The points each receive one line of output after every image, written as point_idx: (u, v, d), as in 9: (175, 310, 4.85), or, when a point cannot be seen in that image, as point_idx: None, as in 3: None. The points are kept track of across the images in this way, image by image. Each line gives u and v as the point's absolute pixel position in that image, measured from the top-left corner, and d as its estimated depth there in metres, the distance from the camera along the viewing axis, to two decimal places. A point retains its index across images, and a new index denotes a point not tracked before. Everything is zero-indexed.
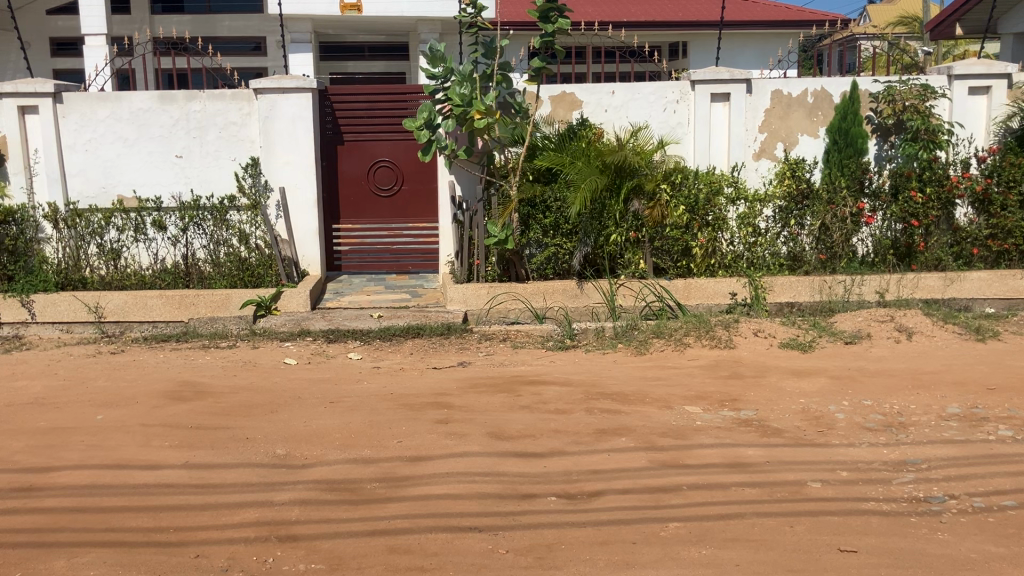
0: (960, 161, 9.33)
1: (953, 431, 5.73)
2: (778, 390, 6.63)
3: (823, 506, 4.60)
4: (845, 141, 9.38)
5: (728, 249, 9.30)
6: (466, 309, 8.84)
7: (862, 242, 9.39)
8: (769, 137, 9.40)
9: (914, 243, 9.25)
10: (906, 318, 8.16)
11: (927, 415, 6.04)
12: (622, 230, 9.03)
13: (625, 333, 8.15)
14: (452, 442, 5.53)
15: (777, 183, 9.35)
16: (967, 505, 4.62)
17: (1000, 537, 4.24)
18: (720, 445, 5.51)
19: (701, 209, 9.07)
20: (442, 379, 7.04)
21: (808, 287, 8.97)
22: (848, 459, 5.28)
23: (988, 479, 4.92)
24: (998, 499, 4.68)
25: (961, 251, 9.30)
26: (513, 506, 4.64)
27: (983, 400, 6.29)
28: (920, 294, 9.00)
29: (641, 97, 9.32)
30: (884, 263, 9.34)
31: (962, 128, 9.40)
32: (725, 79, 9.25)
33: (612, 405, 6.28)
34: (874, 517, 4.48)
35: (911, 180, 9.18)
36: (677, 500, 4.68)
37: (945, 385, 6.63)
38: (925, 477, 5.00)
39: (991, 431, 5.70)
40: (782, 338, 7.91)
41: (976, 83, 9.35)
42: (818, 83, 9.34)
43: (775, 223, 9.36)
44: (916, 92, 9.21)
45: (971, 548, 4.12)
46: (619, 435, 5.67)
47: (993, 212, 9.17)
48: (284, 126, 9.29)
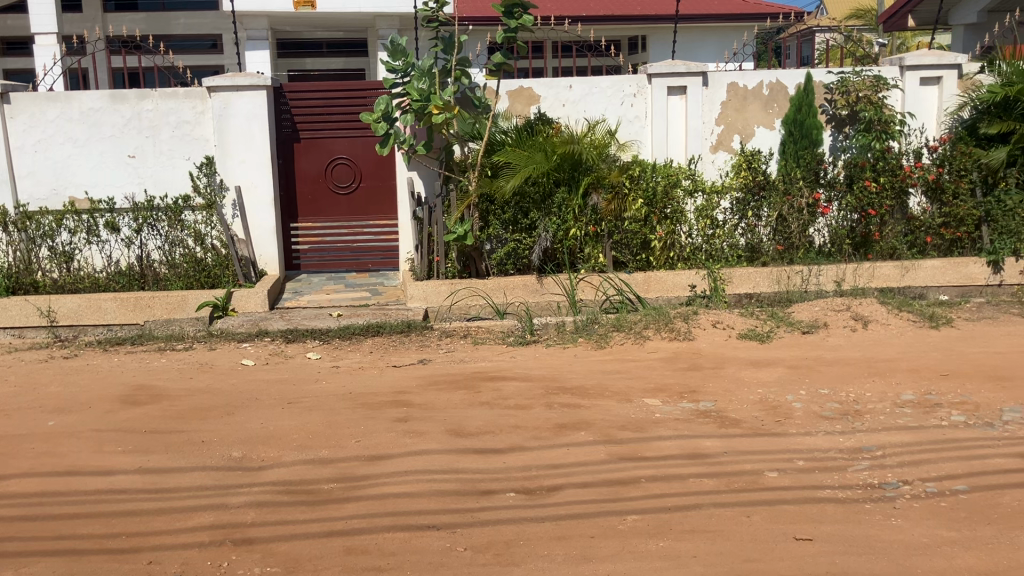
0: (912, 151, 9.42)
1: (907, 418, 5.80)
2: (737, 381, 6.66)
3: (779, 495, 4.64)
4: (800, 132, 9.42)
5: (686, 241, 9.32)
6: (427, 305, 8.83)
7: (819, 232, 9.46)
8: (725, 130, 9.47)
9: (869, 232, 9.33)
10: (860, 306, 8.25)
11: (883, 402, 6.12)
12: (582, 225, 9.04)
13: (585, 327, 8.19)
14: (411, 440, 5.49)
15: (734, 175, 9.36)
16: (920, 490, 4.68)
17: (952, 521, 4.29)
18: (679, 436, 5.53)
19: (660, 202, 9.07)
20: (402, 377, 6.99)
21: (766, 278, 9.03)
22: (804, 448, 5.33)
23: (940, 464, 4.99)
24: (950, 484, 4.74)
25: (915, 239, 9.38)
26: (471, 503, 4.61)
27: (936, 386, 6.37)
28: (877, 284, 9.06)
29: (599, 91, 9.32)
30: (840, 252, 9.42)
31: (914, 119, 9.50)
32: (681, 72, 9.29)
33: (572, 400, 6.28)
34: (828, 505, 4.52)
35: (864, 170, 9.24)
36: (635, 493, 4.69)
37: (900, 372, 6.71)
38: (879, 463, 5.06)
39: (944, 416, 5.78)
40: (740, 329, 7.96)
41: (927, 74, 9.46)
42: (773, 75, 9.41)
43: (733, 214, 9.35)
44: (869, 83, 9.30)
45: (924, 534, 4.16)
46: (578, 429, 5.67)
47: (945, 201, 9.26)
48: (238, 123, 9.17)
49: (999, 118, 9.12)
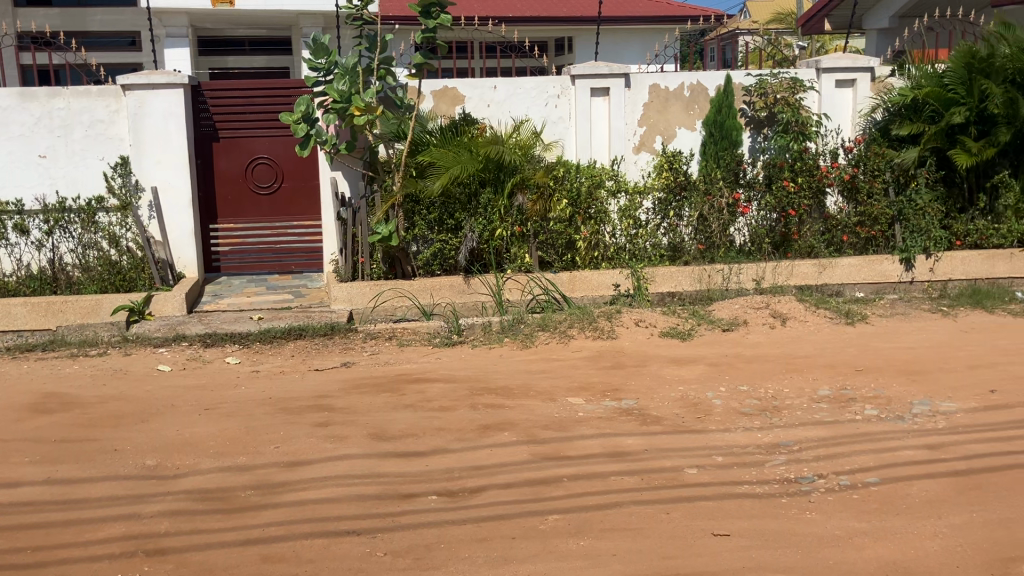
0: (829, 151, 9.58)
1: (822, 412, 5.94)
2: (659, 379, 6.74)
3: (698, 491, 4.70)
4: (720, 133, 9.57)
5: (611, 241, 9.39)
6: (351, 308, 8.71)
7: (739, 232, 9.58)
8: (648, 131, 9.58)
9: (788, 232, 9.45)
10: (779, 304, 8.42)
11: (800, 398, 6.25)
12: (507, 225, 9.00)
13: (511, 327, 8.18)
14: (332, 445, 5.42)
15: (656, 176, 9.48)
16: (834, 483, 4.78)
17: (864, 513, 4.39)
18: (601, 435, 5.56)
19: (584, 202, 9.14)
20: (324, 381, 6.90)
21: (688, 277, 9.11)
22: (723, 444, 5.41)
23: (853, 458, 5.10)
24: (863, 476, 4.85)
25: (832, 238, 9.49)
26: (393, 507, 4.57)
27: (850, 380, 6.53)
28: (795, 281, 9.20)
29: (523, 92, 9.34)
30: (760, 252, 9.52)
31: (830, 120, 9.70)
32: (604, 74, 9.38)
33: (496, 400, 6.27)
34: (746, 500, 4.59)
35: (783, 170, 9.39)
36: (557, 492, 4.70)
37: (816, 368, 6.86)
38: (795, 458, 5.16)
39: (858, 411, 5.92)
40: (662, 327, 8.06)
41: (842, 76, 9.66)
42: (693, 77, 9.56)
43: (655, 215, 9.46)
44: (786, 84, 9.49)
45: (836, 526, 4.25)
46: (501, 430, 5.66)
47: (860, 200, 9.38)
48: (154, 122, 8.94)
49: (909, 120, 9.39)
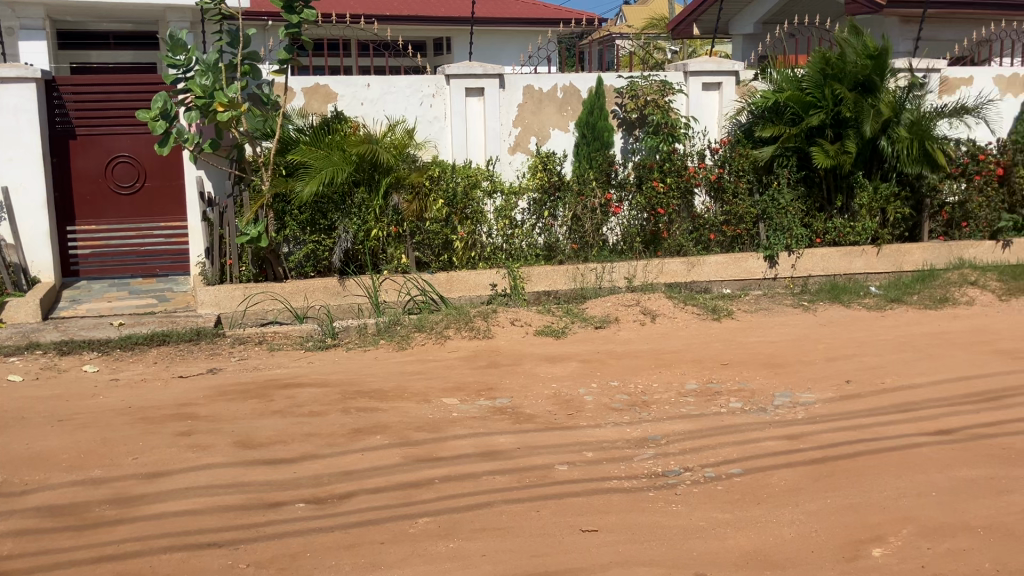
0: (696, 152, 9.81)
1: (689, 406, 6.09)
2: (533, 377, 6.78)
3: (568, 488, 4.74)
4: (592, 135, 9.71)
5: (487, 241, 9.41)
6: (219, 311, 8.43)
7: (612, 231, 9.72)
8: (522, 132, 9.63)
9: (658, 230, 9.64)
10: (649, 301, 8.61)
11: (668, 392, 6.39)
12: (383, 225, 8.87)
13: (387, 329, 8.08)
14: (195, 455, 5.23)
15: (531, 176, 9.53)
16: (699, 475, 4.88)
17: (726, 503, 4.48)
18: (473, 435, 5.55)
19: (460, 202, 9.12)
20: (189, 388, 6.65)
21: (563, 275, 9.21)
22: (594, 440, 5.47)
23: (717, 450, 5.22)
24: (726, 467, 4.95)
25: (700, 236, 9.75)
26: (257, 516, 4.43)
27: (716, 374, 6.72)
28: (665, 278, 9.42)
29: (397, 91, 9.24)
30: (632, 251, 9.69)
31: (697, 122, 9.98)
32: (478, 74, 9.38)
33: (368, 403, 6.18)
34: (614, 495, 4.65)
35: (652, 171, 9.59)
36: (428, 495, 4.66)
37: (684, 363, 7.04)
38: (662, 452, 5.25)
39: (723, 403, 6.09)
40: (537, 325, 8.13)
41: (708, 79, 9.97)
42: (566, 79, 9.68)
43: (530, 215, 9.51)
44: (656, 87, 9.70)
45: (700, 517, 4.34)
46: (373, 433, 5.58)
47: (726, 200, 9.72)
48: (4, 119, 8.45)
49: (771, 121, 9.75)
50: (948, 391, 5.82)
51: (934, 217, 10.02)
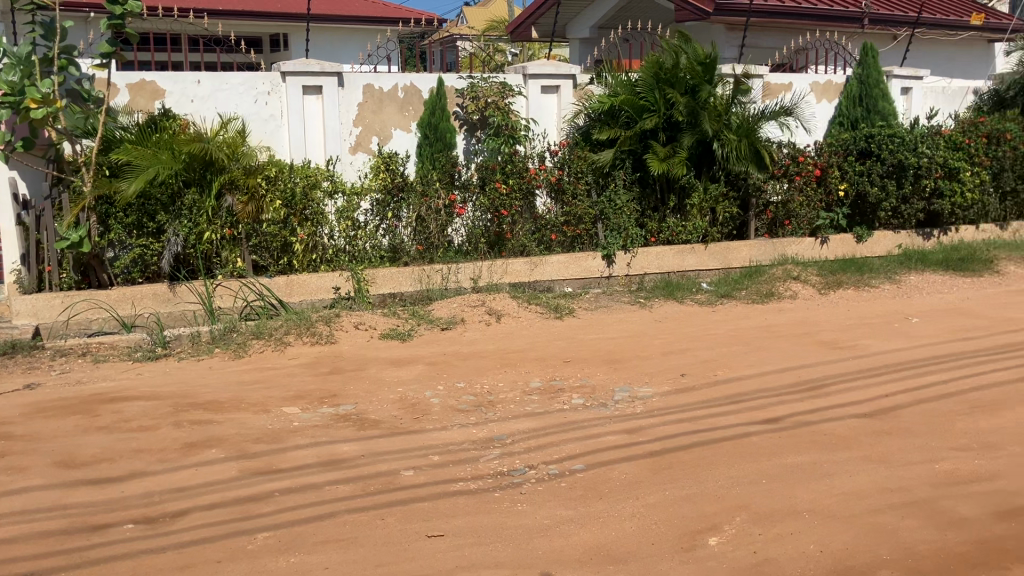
0: (536, 154, 9.84)
1: (533, 404, 6.11)
2: (377, 382, 6.66)
3: (413, 493, 4.67)
4: (434, 135, 9.61)
5: (329, 243, 9.11)
6: (37, 322, 7.89)
7: (456, 232, 9.57)
8: (363, 131, 9.45)
9: (501, 231, 9.53)
10: (494, 301, 8.64)
11: (513, 392, 6.42)
12: (216, 227, 8.48)
13: (224, 336, 7.74)
14: (10, 478, 4.85)
15: (373, 177, 9.32)
16: (543, 473, 4.86)
17: (570, 500, 4.50)
18: (315, 444, 5.40)
19: (299, 203, 8.84)
20: (4, 406, 6.17)
21: (408, 277, 9.03)
22: (439, 443, 5.41)
23: (561, 447, 5.22)
24: (570, 464, 4.96)
25: (542, 236, 9.70)
26: (81, 541, 4.15)
27: (560, 371, 6.78)
28: (509, 279, 9.36)
29: (230, 88, 8.85)
30: (476, 252, 9.55)
31: (536, 124, 10.00)
32: (316, 72, 9.16)
33: (203, 416, 5.91)
34: (459, 498, 4.60)
35: (495, 172, 9.52)
36: (267, 508, 4.49)
37: (529, 362, 7.09)
38: (508, 452, 5.21)
39: (566, 400, 6.14)
40: (382, 328, 8.01)
41: (547, 82, 10.01)
42: (407, 79, 9.55)
43: (373, 217, 9.30)
44: (496, 89, 9.69)
45: (545, 515, 4.34)
46: (209, 446, 5.34)
47: (566, 201, 9.70)
48: None
49: (607, 125, 9.91)
50: (776, 381, 6.04)
51: (759, 216, 10.24)
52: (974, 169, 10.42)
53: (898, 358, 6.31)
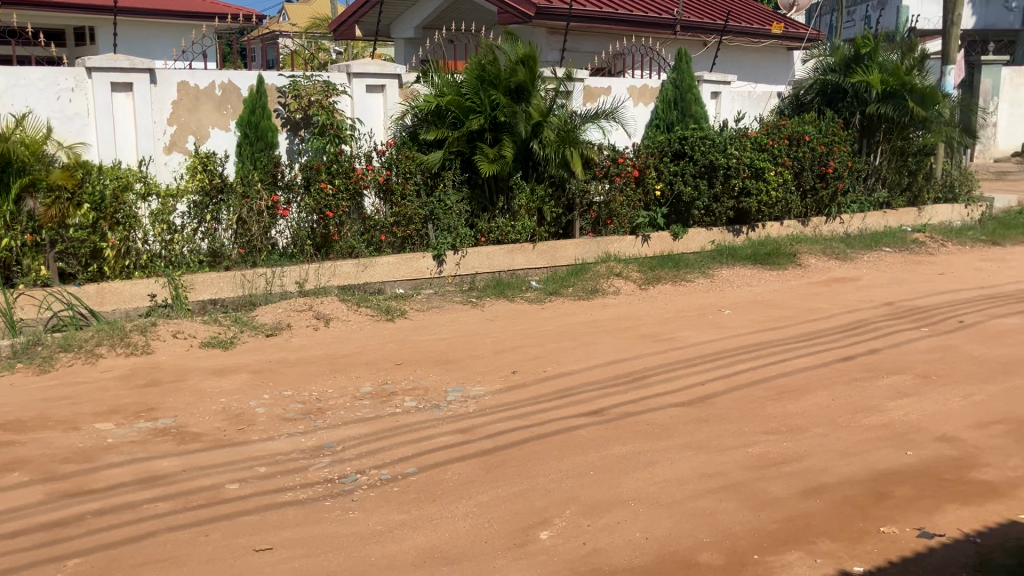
0: (363, 154, 9.06)
1: (365, 409, 5.86)
2: (198, 392, 6.32)
3: (239, 507, 4.49)
4: (255, 135, 8.72)
5: (143, 248, 8.10)
6: None
7: (280, 234, 8.71)
8: (178, 130, 8.45)
9: (328, 233, 8.77)
10: (322, 304, 8.09)
11: (343, 397, 6.12)
12: (16, 233, 7.46)
13: (25, 351, 6.95)
14: None
15: (189, 178, 8.38)
16: (375, 478, 4.76)
17: (403, 504, 4.43)
18: (132, 461, 5.10)
19: (109, 207, 7.83)
20: None
21: (228, 282, 8.11)
22: (266, 453, 5.20)
23: (393, 450, 5.12)
24: (403, 467, 4.88)
25: (371, 237, 8.99)
26: None
27: (392, 374, 6.50)
28: (337, 281, 8.55)
29: (27, 85, 7.68)
30: (303, 254, 8.74)
31: (362, 124, 9.21)
32: (125, 68, 8.09)
33: (4, 437, 5.47)
34: (288, 509, 4.45)
35: (320, 172, 8.70)
36: (79, 531, 4.23)
37: (359, 366, 6.75)
38: (339, 458, 5.06)
39: (399, 404, 5.91)
40: (202, 337, 7.43)
41: (372, 82, 9.27)
42: (225, 75, 8.59)
43: (191, 219, 8.35)
44: (319, 88, 8.88)
45: (377, 521, 4.26)
46: (11, 470, 4.95)
47: (395, 201, 9.01)
48: None
49: (435, 126, 9.29)
50: (602, 374, 6.20)
51: (584, 215, 9.89)
52: (778, 169, 10.39)
53: (714, 349, 6.63)
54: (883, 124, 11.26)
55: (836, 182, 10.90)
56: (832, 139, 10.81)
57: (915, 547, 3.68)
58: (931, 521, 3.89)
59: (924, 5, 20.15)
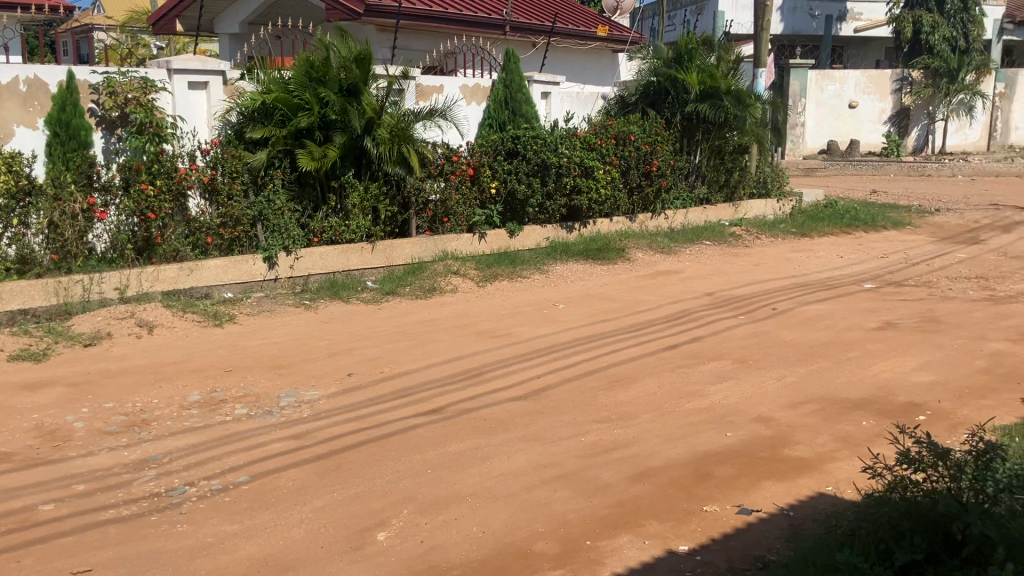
0: (185, 153, 8.45)
1: (192, 419, 5.62)
2: (7, 409, 5.86)
3: (55, 528, 4.21)
4: (66, 134, 7.95)
5: None
6: None
7: (98, 238, 8.01)
8: None
9: (150, 236, 8.12)
10: (145, 311, 7.57)
11: (169, 407, 5.84)
12: None
13: None
14: None
15: None
16: (205, 489, 4.58)
17: (235, 514, 4.29)
18: None
19: None
20: None
21: (41, 290, 7.41)
22: (85, 469, 4.90)
23: (224, 459, 4.94)
24: (234, 476, 4.72)
25: (196, 240, 8.42)
26: None
27: (222, 382, 6.27)
28: (160, 286, 7.99)
29: None
30: (122, 259, 8.09)
31: (184, 122, 8.58)
32: None
33: None
34: (110, 527, 4.22)
35: (140, 173, 8.06)
36: None
37: (185, 374, 6.46)
38: (165, 471, 4.84)
39: (229, 411, 5.72)
40: (11, 350, 6.81)
41: (194, 78, 8.65)
42: (29, 70, 7.80)
43: None
44: (136, 84, 8.17)
45: (207, 534, 4.10)
46: None
47: (221, 202, 8.46)
48: None
49: (261, 124, 8.81)
50: (439, 372, 6.21)
51: (420, 214, 9.69)
52: (606, 167, 10.66)
53: (547, 343, 6.77)
54: (702, 125, 11.81)
55: (660, 180, 11.32)
56: (654, 138, 11.23)
57: (733, 523, 3.89)
58: (749, 498, 4.12)
59: (737, 10, 21.30)
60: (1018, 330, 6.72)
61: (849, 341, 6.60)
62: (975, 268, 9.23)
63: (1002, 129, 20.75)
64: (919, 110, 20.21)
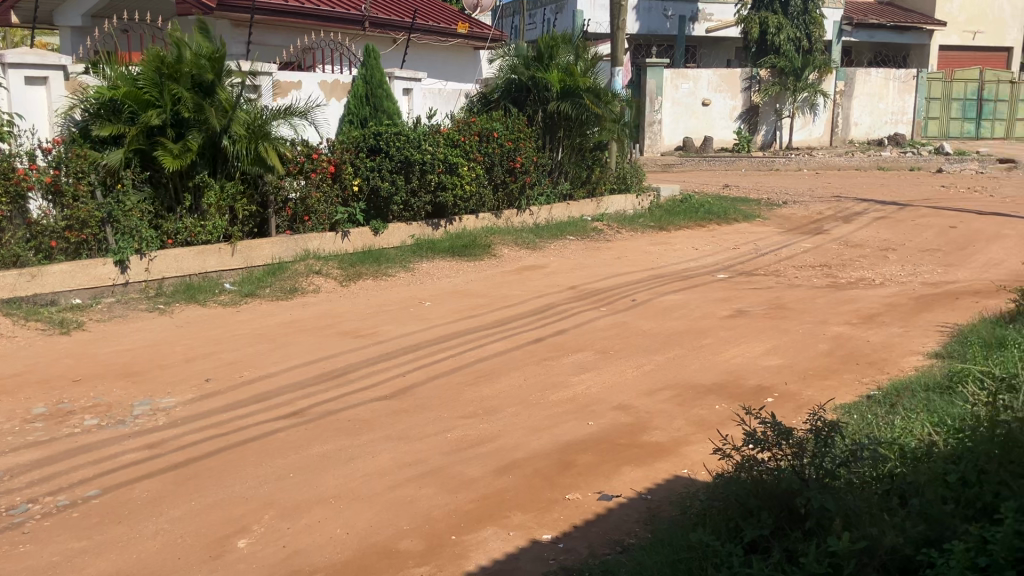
0: (25, 152, 7.91)
1: (36, 432, 5.30)
2: None
3: None
4: None
5: None
6: None
7: None
8: None
9: None
10: None
11: (11, 421, 5.50)
12: None
13: None
14: None
15: None
16: (51, 506, 4.34)
17: (84, 529, 4.09)
18: None
19: None
20: None
21: None
22: None
23: (72, 473, 4.69)
24: (82, 491, 4.50)
25: (39, 244, 7.92)
26: None
27: (68, 393, 5.94)
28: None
29: None
30: None
31: (22, 119, 8.04)
32: None
33: None
34: None
35: None
36: None
37: (28, 386, 6.09)
38: (6, 488, 4.55)
39: (77, 423, 5.43)
40: None
41: (31, 73, 8.12)
42: None
43: None
44: None
45: (54, 551, 3.90)
46: None
47: (66, 204, 7.99)
48: None
49: (108, 121, 8.41)
50: (301, 374, 6.09)
51: (279, 213, 9.44)
52: (471, 164, 10.65)
53: (412, 341, 6.74)
54: (563, 122, 11.98)
55: (523, 177, 11.41)
56: (517, 135, 11.30)
57: (595, 509, 3.99)
58: (609, 484, 4.22)
59: (595, 9, 21.74)
60: (857, 314, 7.14)
61: (704, 329, 6.86)
62: (819, 257, 9.75)
63: (843, 125, 21.95)
64: (767, 107, 21.16)
